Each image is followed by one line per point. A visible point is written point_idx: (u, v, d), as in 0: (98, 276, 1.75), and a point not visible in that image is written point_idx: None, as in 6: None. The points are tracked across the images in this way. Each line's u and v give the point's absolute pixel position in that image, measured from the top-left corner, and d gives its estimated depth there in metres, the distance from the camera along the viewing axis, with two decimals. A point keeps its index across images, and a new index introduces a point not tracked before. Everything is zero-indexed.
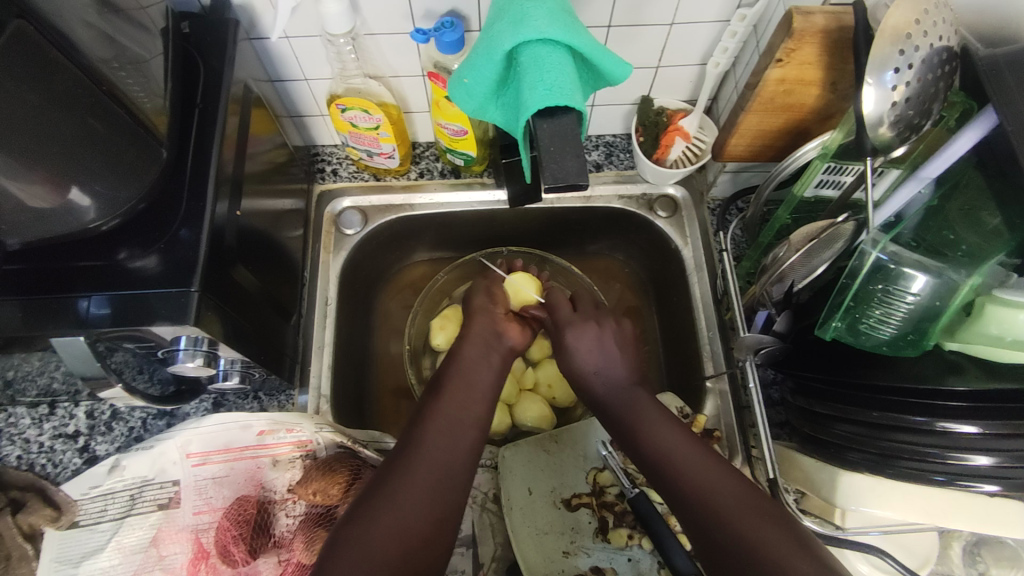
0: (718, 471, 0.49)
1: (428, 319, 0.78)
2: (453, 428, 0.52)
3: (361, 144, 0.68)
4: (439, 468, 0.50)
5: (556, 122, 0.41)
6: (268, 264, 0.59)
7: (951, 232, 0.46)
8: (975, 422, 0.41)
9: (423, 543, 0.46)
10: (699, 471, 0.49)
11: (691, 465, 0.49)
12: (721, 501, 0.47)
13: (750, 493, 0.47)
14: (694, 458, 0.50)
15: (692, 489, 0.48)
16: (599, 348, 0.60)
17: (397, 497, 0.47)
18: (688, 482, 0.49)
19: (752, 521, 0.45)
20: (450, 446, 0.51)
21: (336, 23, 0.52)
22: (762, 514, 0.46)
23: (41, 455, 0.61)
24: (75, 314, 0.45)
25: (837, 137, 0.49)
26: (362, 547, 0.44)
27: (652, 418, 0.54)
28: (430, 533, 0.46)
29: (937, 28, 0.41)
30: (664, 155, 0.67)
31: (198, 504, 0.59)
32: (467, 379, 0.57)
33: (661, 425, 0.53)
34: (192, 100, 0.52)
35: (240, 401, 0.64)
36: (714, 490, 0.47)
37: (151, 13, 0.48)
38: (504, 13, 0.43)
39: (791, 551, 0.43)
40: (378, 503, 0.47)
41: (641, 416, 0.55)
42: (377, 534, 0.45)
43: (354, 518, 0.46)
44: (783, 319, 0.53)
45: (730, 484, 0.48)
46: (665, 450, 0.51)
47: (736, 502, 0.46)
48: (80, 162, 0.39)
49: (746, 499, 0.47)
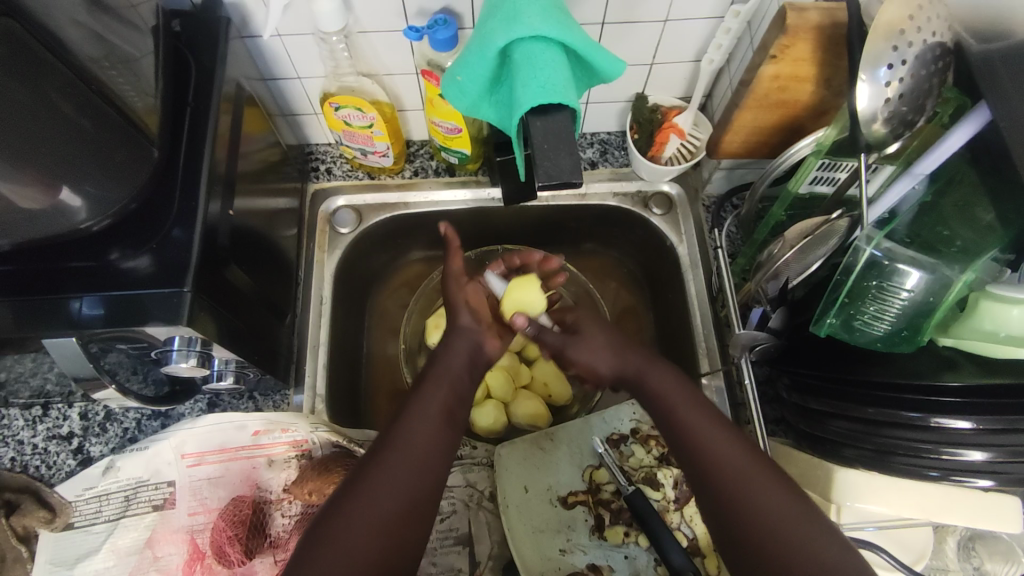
0: (738, 443, 0.47)
1: (423, 319, 0.79)
2: (439, 421, 0.51)
3: (355, 142, 0.67)
4: (419, 456, 0.49)
5: (550, 119, 0.41)
6: (261, 262, 0.59)
7: (945, 228, 0.46)
8: (969, 418, 0.41)
9: (399, 536, 0.46)
10: (719, 442, 0.47)
11: (711, 436, 0.48)
12: (740, 475, 0.45)
13: (770, 466, 0.46)
14: (715, 429, 0.48)
15: (710, 462, 0.47)
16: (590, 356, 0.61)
17: (375, 490, 0.46)
18: (708, 454, 0.47)
19: (770, 494, 0.44)
20: (432, 434, 0.50)
21: (329, 20, 0.52)
22: (782, 488, 0.44)
23: (35, 457, 0.60)
24: (67, 314, 0.45)
25: (831, 134, 0.49)
26: (338, 541, 0.44)
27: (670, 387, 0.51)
28: (406, 525, 0.46)
29: (930, 24, 0.41)
30: (659, 151, 0.68)
31: (193, 505, 0.59)
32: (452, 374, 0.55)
33: (673, 392, 0.51)
34: (183, 99, 0.51)
35: (235, 401, 0.64)
36: (731, 463, 0.46)
37: (142, 12, 0.47)
38: (496, 11, 0.43)
39: (805, 529, 0.43)
40: (355, 495, 0.46)
41: (660, 389, 0.51)
42: (352, 528, 0.45)
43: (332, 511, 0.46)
44: (778, 316, 0.54)
45: (749, 456, 0.46)
46: (680, 422, 0.49)
47: (756, 475, 0.45)
48: (71, 162, 0.39)
49: (766, 472, 0.45)
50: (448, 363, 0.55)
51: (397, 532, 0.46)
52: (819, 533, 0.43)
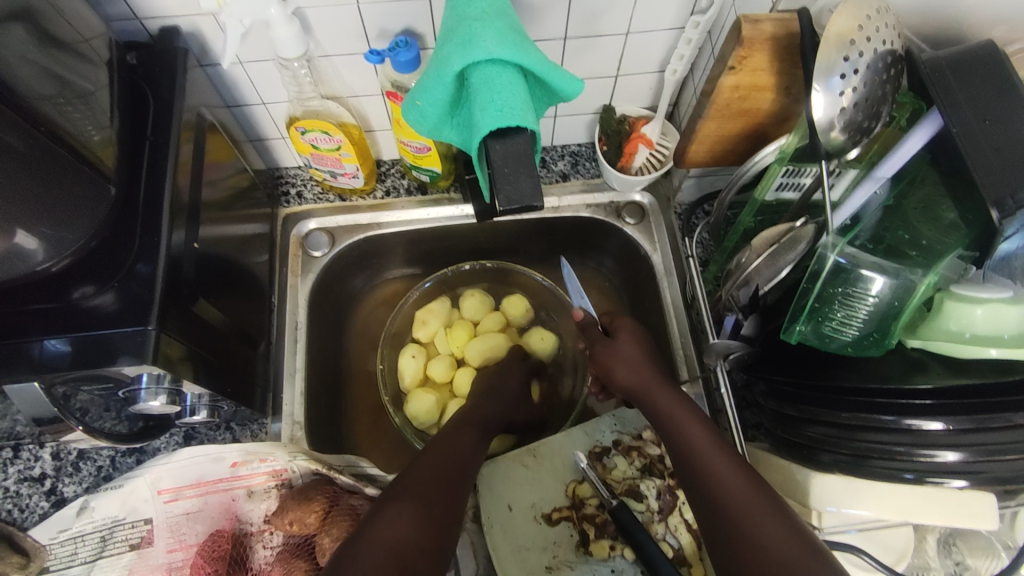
0: (751, 484, 0.47)
1: (413, 310, 0.78)
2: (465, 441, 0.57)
3: (324, 165, 0.67)
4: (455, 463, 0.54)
5: (509, 142, 0.41)
6: (230, 292, 0.58)
7: (907, 229, 0.47)
8: (941, 419, 0.41)
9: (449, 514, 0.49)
10: (732, 481, 0.47)
11: (729, 479, 0.48)
12: (740, 500, 0.46)
13: (781, 510, 0.45)
14: (736, 474, 0.48)
15: (727, 505, 0.46)
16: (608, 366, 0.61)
17: (430, 473, 0.51)
18: (717, 484, 0.48)
19: (776, 538, 0.43)
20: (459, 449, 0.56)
21: (290, 46, 0.51)
22: (788, 534, 0.43)
23: (6, 501, 0.59)
24: (30, 357, 0.44)
25: (792, 141, 0.49)
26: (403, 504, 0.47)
27: (689, 427, 0.52)
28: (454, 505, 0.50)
29: (880, 33, 0.42)
30: (628, 162, 0.69)
31: (171, 542, 0.58)
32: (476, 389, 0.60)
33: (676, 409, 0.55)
34: (143, 131, 0.51)
35: (212, 432, 0.63)
36: (751, 507, 0.45)
37: (95, 45, 0.47)
38: (452, 35, 0.43)
39: (805, 561, 0.41)
40: (415, 476, 0.51)
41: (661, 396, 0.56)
42: (414, 499, 0.48)
43: (392, 490, 0.49)
44: (750, 323, 0.55)
45: (747, 485, 0.47)
46: (699, 451, 0.50)
47: (765, 521, 0.44)
48: (24, 206, 0.38)
49: (763, 505, 0.45)
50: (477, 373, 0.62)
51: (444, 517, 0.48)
52: (808, 558, 0.42)
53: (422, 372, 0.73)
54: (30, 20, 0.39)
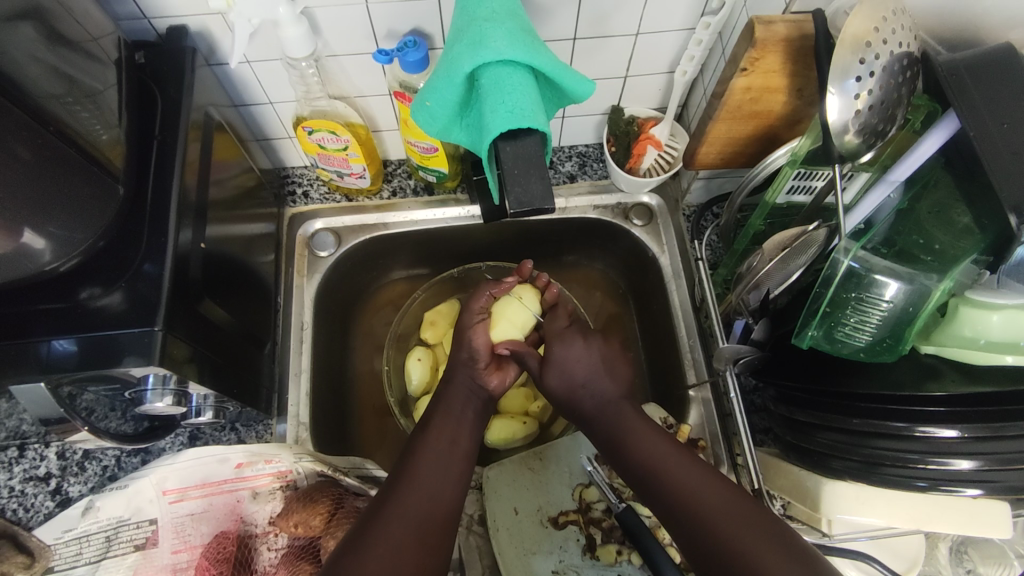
0: (706, 480, 0.47)
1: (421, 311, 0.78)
2: (442, 457, 0.52)
3: (331, 165, 0.66)
4: (433, 485, 0.49)
5: (520, 144, 0.41)
6: (238, 293, 0.58)
7: (922, 233, 0.46)
8: (955, 427, 0.41)
9: (429, 554, 0.46)
10: (687, 478, 0.47)
11: (725, 520, 0.44)
12: (694, 495, 0.46)
13: (755, 519, 0.44)
14: (730, 511, 0.44)
15: (690, 504, 0.46)
16: (587, 358, 0.57)
17: (401, 519, 0.46)
18: (675, 488, 0.47)
19: (731, 526, 0.44)
20: (435, 463, 0.51)
21: (297, 46, 0.51)
22: (772, 548, 0.42)
23: (12, 500, 0.59)
24: (38, 357, 0.44)
25: (805, 143, 0.49)
26: (369, 544, 0.45)
27: (650, 442, 0.50)
28: (437, 544, 0.47)
29: (896, 35, 0.41)
30: (637, 163, 0.68)
31: (176, 543, 0.58)
32: (452, 416, 0.56)
33: (642, 431, 0.52)
34: (150, 131, 0.50)
35: (217, 433, 0.63)
36: (760, 550, 0.42)
37: (103, 44, 0.47)
38: (462, 35, 0.43)
39: (764, 543, 0.42)
40: (383, 514, 0.47)
41: (628, 432, 0.52)
42: (383, 539, 0.45)
43: (358, 528, 0.46)
44: (760, 327, 0.54)
45: (703, 477, 0.47)
46: (656, 462, 0.49)
47: (720, 512, 0.45)
48: (35, 208, 0.38)
49: (718, 497, 0.46)
50: (442, 404, 0.57)
51: (420, 539, 0.46)
52: (764, 541, 0.42)
53: (431, 374, 0.72)
54: (40, 19, 0.39)
